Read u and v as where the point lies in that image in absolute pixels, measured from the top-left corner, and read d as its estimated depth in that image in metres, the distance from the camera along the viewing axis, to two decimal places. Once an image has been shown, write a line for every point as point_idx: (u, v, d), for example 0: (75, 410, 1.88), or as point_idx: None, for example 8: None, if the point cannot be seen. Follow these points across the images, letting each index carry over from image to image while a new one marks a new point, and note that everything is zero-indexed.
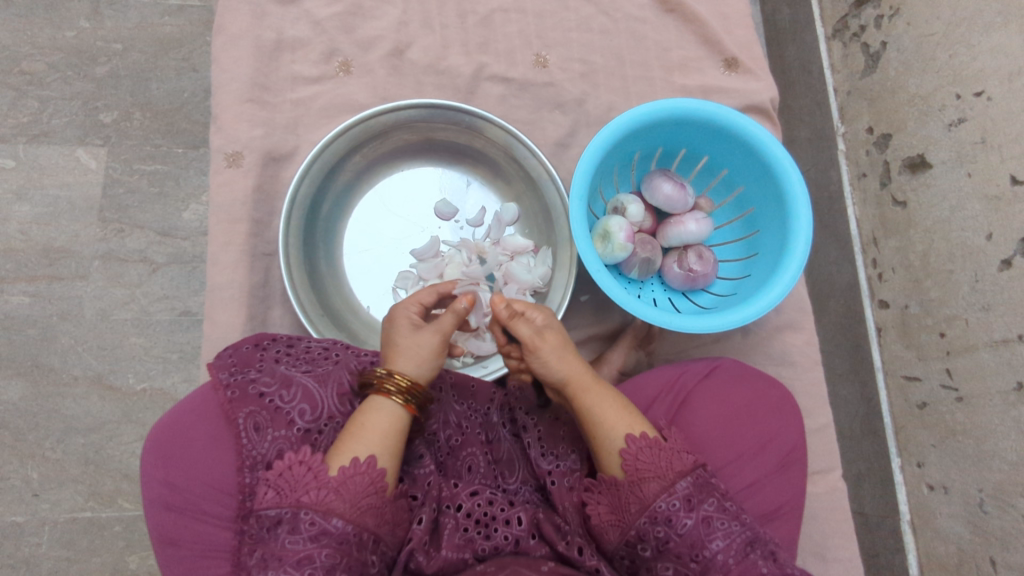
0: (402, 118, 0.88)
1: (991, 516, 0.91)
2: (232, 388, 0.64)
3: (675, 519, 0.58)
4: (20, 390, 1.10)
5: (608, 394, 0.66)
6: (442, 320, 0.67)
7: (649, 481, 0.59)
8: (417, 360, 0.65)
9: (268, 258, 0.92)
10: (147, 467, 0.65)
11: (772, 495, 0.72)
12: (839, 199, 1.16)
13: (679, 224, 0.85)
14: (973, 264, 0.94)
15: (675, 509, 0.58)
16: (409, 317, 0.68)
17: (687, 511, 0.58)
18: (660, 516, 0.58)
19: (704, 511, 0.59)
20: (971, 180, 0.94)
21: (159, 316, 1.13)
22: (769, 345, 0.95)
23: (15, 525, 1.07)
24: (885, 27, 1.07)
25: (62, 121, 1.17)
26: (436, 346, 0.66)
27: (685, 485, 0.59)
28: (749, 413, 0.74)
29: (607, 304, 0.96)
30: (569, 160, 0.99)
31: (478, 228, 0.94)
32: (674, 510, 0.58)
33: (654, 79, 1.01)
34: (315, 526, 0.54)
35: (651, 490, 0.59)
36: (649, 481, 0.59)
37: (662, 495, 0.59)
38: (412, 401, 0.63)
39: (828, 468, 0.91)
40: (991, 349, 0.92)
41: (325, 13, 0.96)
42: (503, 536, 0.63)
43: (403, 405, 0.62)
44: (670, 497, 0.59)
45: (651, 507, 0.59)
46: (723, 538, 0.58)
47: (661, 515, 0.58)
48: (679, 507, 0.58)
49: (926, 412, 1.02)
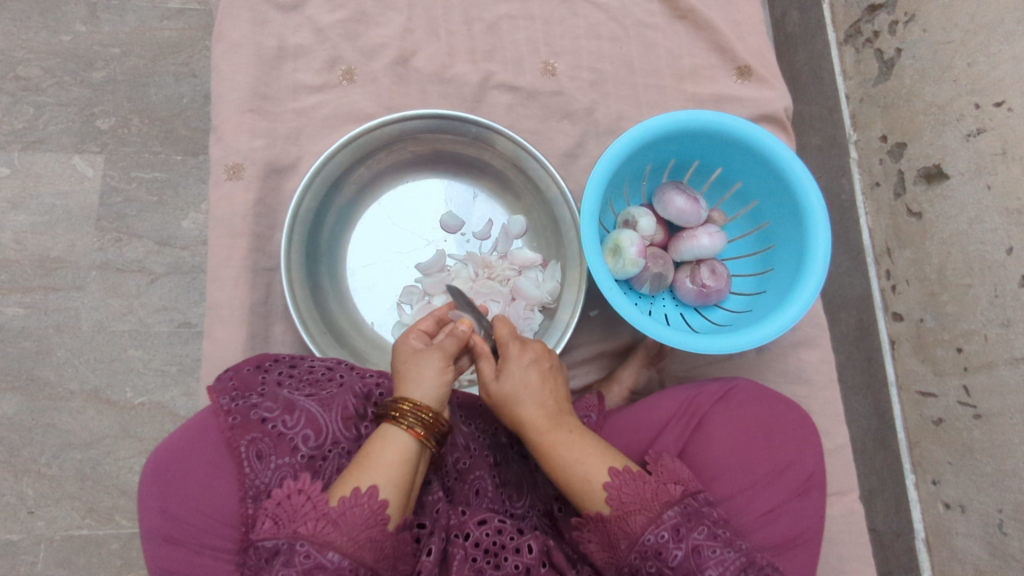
0: (407, 129, 0.85)
1: (1010, 538, 0.89)
2: (233, 414, 0.61)
3: (666, 552, 0.56)
4: (15, 405, 1.07)
5: (558, 446, 0.62)
6: (443, 341, 0.64)
7: (635, 515, 0.57)
8: (422, 381, 0.61)
9: (270, 273, 0.90)
10: (144, 497, 0.63)
11: (788, 524, 0.69)
12: (852, 208, 1.13)
13: (692, 239, 0.82)
14: (992, 278, 0.92)
15: (664, 542, 0.56)
16: (413, 346, 0.65)
17: (676, 542, 0.56)
18: (649, 550, 0.56)
19: (693, 541, 0.56)
20: (990, 192, 0.92)
21: (158, 328, 1.10)
22: (783, 361, 0.92)
23: (11, 543, 1.05)
24: (901, 33, 1.05)
25: (57, 128, 1.14)
26: (443, 368, 0.62)
27: (673, 515, 0.57)
28: (764, 438, 0.72)
29: (617, 320, 0.94)
30: (579, 171, 0.96)
31: (484, 241, 0.92)
32: (663, 543, 0.56)
33: (665, 88, 0.98)
34: (311, 559, 0.51)
35: (637, 523, 0.57)
36: (634, 514, 0.57)
37: (649, 527, 0.57)
38: (421, 425, 0.58)
39: (844, 489, 0.89)
40: (1011, 366, 0.90)
41: (328, 20, 0.94)
42: (514, 566, 0.61)
43: (412, 432, 0.58)
44: (657, 528, 0.56)
45: (640, 541, 0.57)
46: (716, 566, 0.55)
47: (650, 549, 0.56)
48: (667, 538, 0.56)
49: (942, 429, 0.99)
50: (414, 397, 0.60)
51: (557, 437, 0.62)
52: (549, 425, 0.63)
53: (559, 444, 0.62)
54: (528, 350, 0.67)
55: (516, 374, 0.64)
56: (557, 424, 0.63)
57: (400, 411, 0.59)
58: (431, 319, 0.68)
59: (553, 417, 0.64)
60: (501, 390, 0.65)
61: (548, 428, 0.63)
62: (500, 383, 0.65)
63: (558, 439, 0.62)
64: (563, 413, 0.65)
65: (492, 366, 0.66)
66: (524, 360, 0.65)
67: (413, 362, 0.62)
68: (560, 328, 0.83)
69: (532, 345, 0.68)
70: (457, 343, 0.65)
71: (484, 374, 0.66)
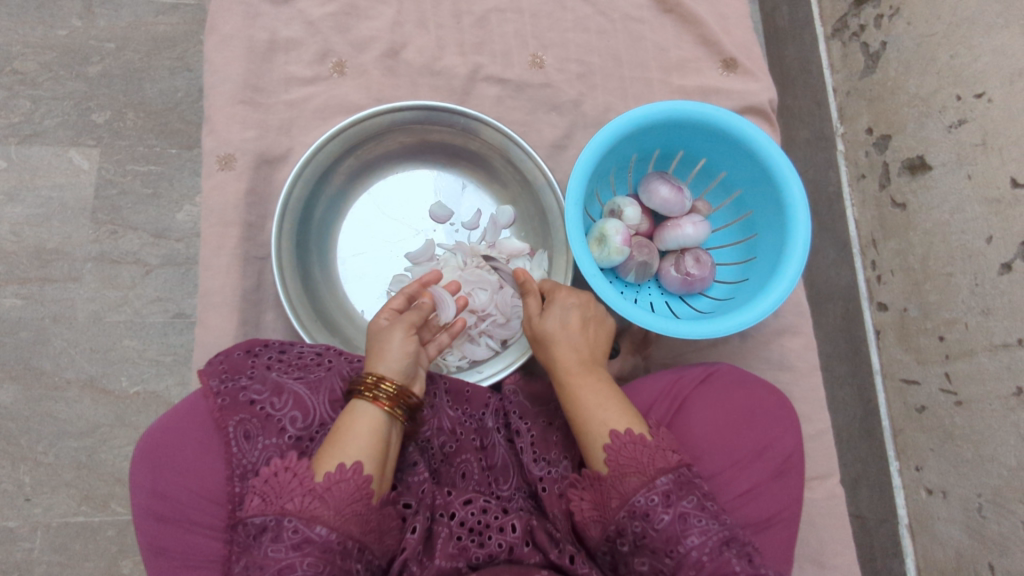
0: (396, 120, 0.87)
1: (989, 521, 0.91)
2: (222, 396, 0.63)
3: (653, 514, 0.57)
4: (12, 394, 1.09)
5: (585, 386, 0.66)
6: (406, 317, 0.67)
7: (630, 476, 0.59)
8: (386, 356, 0.63)
9: (261, 262, 0.91)
10: (135, 478, 0.64)
11: (766, 505, 0.71)
12: (838, 200, 1.15)
13: (675, 228, 0.84)
14: (972, 268, 0.94)
15: (652, 504, 0.58)
16: (379, 323, 0.67)
17: (665, 506, 0.57)
18: (638, 510, 0.58)
19: (681, 508, 0.57)
20: (971, 183, 0.94)
21: (153, 318, 1.12)
22: (767, 349, 0.94)
23: (8, 529, 1.07)
24: (885, 27, 1.06)
25: (54, 121, 1.16)
26: (405, 341, 0.65)
27: (666, 481, 0.58)
28: (745, 421, 0.73)
29: (603, 308, 0.95)
30: (566, 162, 0.98)
31: (473, 230, 0.93)
32: (651, 505, 0.58)
33: (651, 81, 1.00)
34: (299, 534, 0.53)
35: (631, 484, 0.59)
36: (629, 475, 0.59)
37: (641, 490, 0.58)
38: (384, 395, 0.61)
39: (826, 474, 0.91)
40: (990, 353, 0.91)
41: (318, 13, 0.95)
42: (497, 544, 0.62)
43: (379, 404, 0.60)
44: (649, 492, 0.58)
45: (630, 502, 0.58)
46: (699, 535, 0.56)
47: (638, 510, 0.58)
48: (657, 502, 0.58)
49: (924, 416, 1.01)
50: (379, 371, 0.63)
51: (586, 379, 0.67)
52: (579, 368, 0.68)
53: (582, 385, 0.66)
54: (574, 296, 0.73)
55: (557, 315, 0.71)
56: (586, 368, 0.68)
57: (366, 385, 0.61)
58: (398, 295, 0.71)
59: (584, 362, 0.68)
60: (541, 325, 0.71)
61: (580, 370, 0.67)
62: (542, 320, 0.71)
63: (584, 382, 0.66)
64: (595, 362, 0.69)
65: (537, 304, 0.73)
66: (568, 304, 0.72)
67: (379, 337, 0.66)
68: None
69: (579, 294, 0.74)
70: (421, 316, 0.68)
71: (530, 310, 0.73)
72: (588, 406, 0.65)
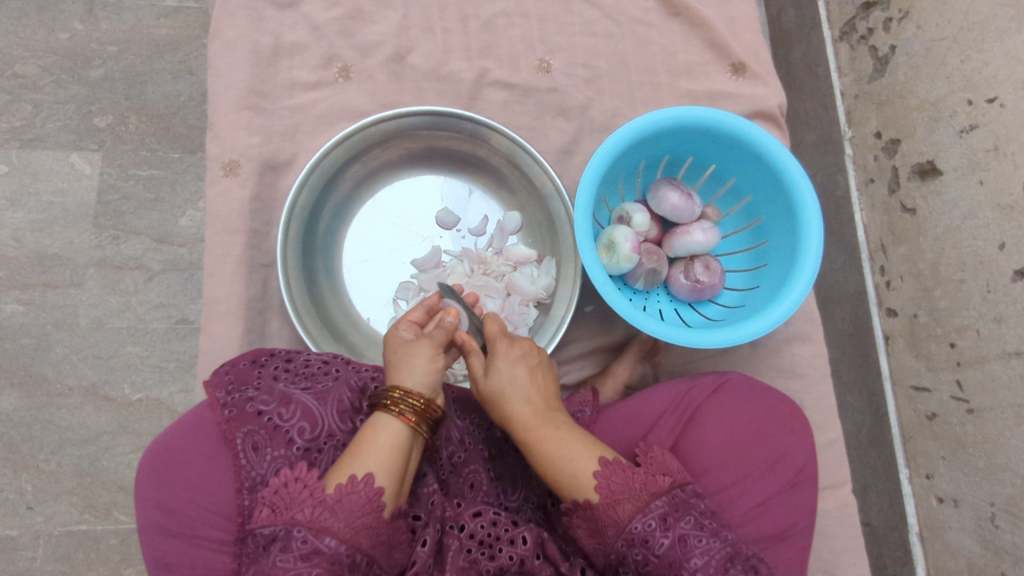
0: (402, 126, 0.86)
1: (1002, 531, 0.89)
2: (230, 407, 0.62)
3: (653, 540, 0.57)
4: (13, 401, 1.08)
5: (549, 441, 0.61)
6: (431, 333, 0.65)
7: (623, 503, 0.58)
8: (412, 370, 0.62)
9: (266, 269, 0.90)
10: (142, 492, 0.64)
11: (780, 517, 0.70)
12: (846, 205, 1.14)
13: (685, 234, 0.83)
14: (984, 275, 0.93)
15: (651, 530, 0.57)
16: (401, 336, 0.66)
17: (664, 530, 0.57)
18: (636, 538, 0.57)
19: (680, 530, 0.57)
20: (983, 188, 0.93)
21: (155, 324, 1.11)
22: (777, 356, 0.93)
23: (9, 538, 1.06)
24: (895, 30, 1.05)
25: (56, 126, 1.15)
26: (432, 356, 0.64)
27: (661, 505, 0.58)
28: (757, 433, 0.72)
29: (612, 315, 0.94)
30: (574, 167, 0.97)
31: (480, 237, 0.92)
32: (650, 531, 0.57)
33: (660, 85, 0.99)
34: (308, 544, 0.52)
35: (625, 512, 0.58)
36: (622, 502, 0.58)
37: (637, 516, 0.57)
38: (409, 409, 0.60)
39: (837, 483, 0.90)
40: (1003, 361, 0.90)
41: (323, 17, 0.94)
42: (508, 557, 0.61)
43: (403, 419, 0.59)
44: (645, 517, 0.57)
45: (627, 530, 0.57)
46: (701, 556, 0.57)
47: (637, 537, 0.57)
48: (654, 527, 0.57)
49: (935, 423, 1.00)
50: (405, 384, 0.62)
51: (547, 433, 0.62)
52: (535, 422, 0.63)
53: (547, 440, 0.61)
54: (517, 347, 0.66)
55: (504, 371, 0.64)
56: (544, 420, 0.63)
57: (391, 399, 0.60)
58: (420, 308, 0.70)
59: (541, 413, 0.63)
60: (487, 387, 0.65)
61: (537, 423, 0.62)
62: (489, 380, 0.65)
63: (544, 438, 0.62)
64: (553, 409, 0.64)
65: (481, 363, 0.67)
66: (512, 358, 0.65)
67: (402, 353, 0.64)
68: (556, 323, 0.84)
69: (519, 341, 0.67)
70: (445, 335, 0.66)
71: (476, 370, 0.66)
72: (554, 459, 0.61)
